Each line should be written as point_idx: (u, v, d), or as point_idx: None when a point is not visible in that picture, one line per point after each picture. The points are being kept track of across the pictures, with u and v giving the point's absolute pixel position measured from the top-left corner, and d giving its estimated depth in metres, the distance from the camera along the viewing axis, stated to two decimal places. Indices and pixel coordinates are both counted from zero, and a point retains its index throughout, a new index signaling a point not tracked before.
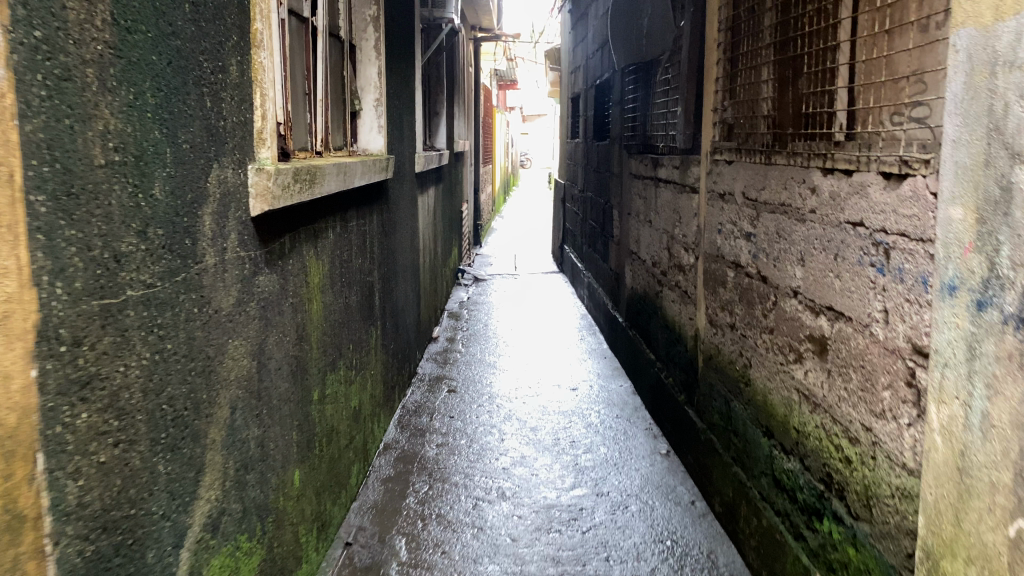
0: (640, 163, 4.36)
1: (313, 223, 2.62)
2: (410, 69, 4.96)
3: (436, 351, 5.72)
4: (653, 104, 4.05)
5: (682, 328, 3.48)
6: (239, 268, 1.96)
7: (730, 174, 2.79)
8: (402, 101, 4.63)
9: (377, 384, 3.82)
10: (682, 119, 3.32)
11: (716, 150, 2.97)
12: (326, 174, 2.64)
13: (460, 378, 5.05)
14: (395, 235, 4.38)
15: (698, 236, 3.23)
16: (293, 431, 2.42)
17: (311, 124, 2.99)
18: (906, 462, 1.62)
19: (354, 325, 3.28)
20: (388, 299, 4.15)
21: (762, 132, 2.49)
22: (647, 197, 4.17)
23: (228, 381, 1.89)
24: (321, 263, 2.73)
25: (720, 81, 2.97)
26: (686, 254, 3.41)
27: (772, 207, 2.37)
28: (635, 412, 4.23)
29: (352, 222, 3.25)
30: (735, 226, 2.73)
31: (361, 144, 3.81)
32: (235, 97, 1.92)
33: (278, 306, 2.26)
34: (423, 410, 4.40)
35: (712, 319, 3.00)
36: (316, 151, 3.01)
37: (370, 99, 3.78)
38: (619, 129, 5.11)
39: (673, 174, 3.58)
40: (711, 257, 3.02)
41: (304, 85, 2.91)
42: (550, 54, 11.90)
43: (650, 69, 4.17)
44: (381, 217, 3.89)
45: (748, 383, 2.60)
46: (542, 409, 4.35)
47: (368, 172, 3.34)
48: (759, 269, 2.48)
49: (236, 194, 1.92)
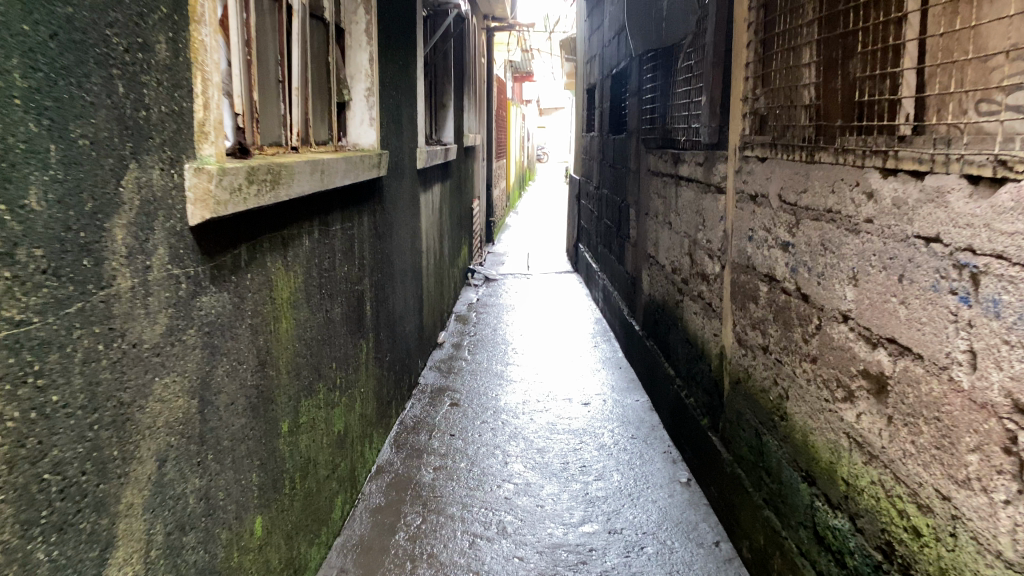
0: (659, 160, 3.99)
1: (281, 230, 2.29)
2: (411, 57, 4.62)
3: (440, 359, 5.37)
4: (674, 94, 3.69)
5: (705, 344, 3.12)
6: (171, 289, 1.62)
7: (763, 173, 2.43)
8: (400, 92, 4.29)
9: (368, 401, 3.48)
10: (707, 110, 2.95)
11: (746, 145, 2.61)
12: (298, 172, 2.30)
13: (464, 389, 4.70)
14: (392, 238, 4.04)
15: (724, 243, 2.86)
16: (254, 472, 2.08)
17: (285, 115, 2.67)
18: (1002, 551, 1.26)
19: (339, 341, 2.94)
20: (383, 307, 3.81)
21: (802, 125, 2.12)
22: (667, 197, 3.80)
23: (156, 427, 1.55)
24: (293, 275, 2.40)
25: (751, 66, 2.60)
26: (710, 263, 3.04)
27: (816, 214, 2.00)
28: (652, 432, 3.86)
29: (336, 226, 2.91)
30: (769, 233, 2.36)
31: (350, 139, 3.48)
32: (164, 82, 1.59)
33: (231, 328, 1.93)
34: (422, 426, 4.05)
35: (741, 338, 2.63)
36: (292, 147, 2.68)
37: (361, 89, 3.44)
38: (636, 123, 4.75)
39: (696, 172, 3.21)
40: (740, 267, 2.65)
41: (277, 71, 2.60)
42: (566, 45, 11.52)
43: (670, 57, 3.80)
44: (373, 218, 3.55)
45: (783, 417, 2.24)
46: (551, 427, 4.00)
47: (355, 171, 3.01)
48: (799, 285, 2.12)
49: (165, 200, 1.58)
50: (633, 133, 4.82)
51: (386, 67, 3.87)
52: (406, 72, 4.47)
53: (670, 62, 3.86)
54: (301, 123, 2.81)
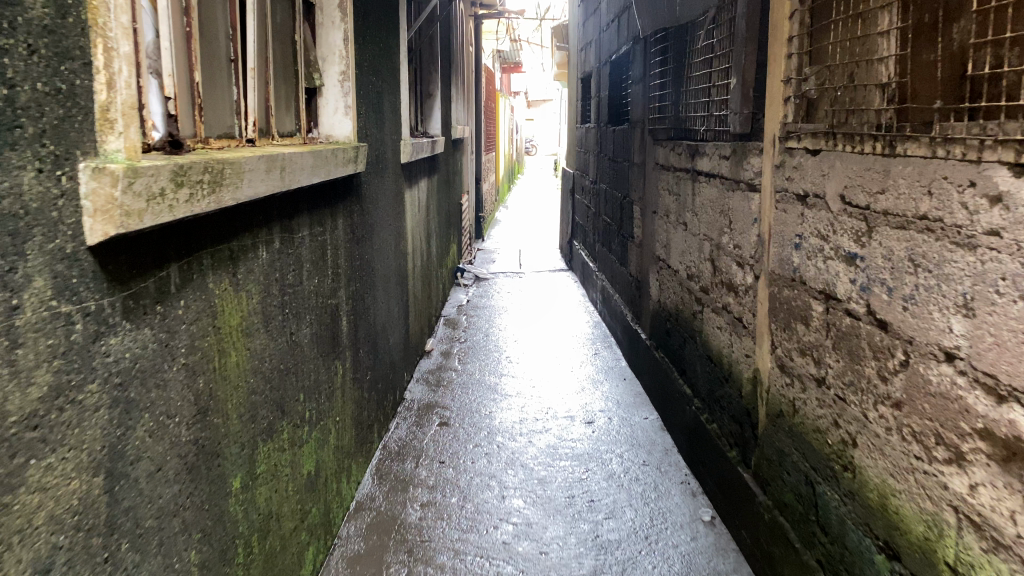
0: (670, 154, 3.58)
1: (228, 241, 1.86)
2: (393, 40, 4.17)
3: (428, 370, 4.94)
4: (690, 78, 3.27)
5: (733, 365, 2.71)
6: (58, 334, 1.19)
7: (815, 168, 2.01)
8: (381, 78, 3.84)
9: (345, 430, 3.06)
10: (735, 95, 2.53)
11: (790, 135, 2.19)
12: (250, 170, 1.88)
13: (454, 406, 4.28)
14: (373, 241, 3.61)
15: (758, 250, 2.45)
16: (193, 550, 1.66)
17: (239, 101, 2.23)
18: None
19: (307, 369, 2.52)
20: (364, 320, 3.38)
21: (876, 109, 1.71)
22: (681, 193, 3.39)
23: (30, 530, 1.11)
24: (244, 296, 1.97)
25: (797, 40, 2.17)
26: (739, 272, 2.63)
27: (900, 221, 1.59)
28: (665, 458, 3.45)
29: (303, 232, 2.48)
30: (825, 242, 1.95)
31: (323, 131, 3.05)
32: (42, 50, 1.15)
33: (156, 372, 1.50)
34: (407, 453, 3.62)
35: (786, 363, 2.22)
36: (248, 140, 2.25)
37: (335, 73, 3.01)
38: (641, 112, 4.33)
39: (719, 166, 2.79)
40: (781, 281, 2.24)
41: (228, 48, 2.16)
42: (557, 32, 11.05)
43: (685, 38, 3.38)
44: (350, 220, 3.12)
45: (850, 468, 1.83)
46: (551, 452, 3.58)
47: (326, 167, 2.58)
48: (873, 308, 1.71)
49: (46, 212, 1.15)
50: (638, 124, 4.40)
51: (364, 50, 3.43)
52: (388, 57, 4.04)
53: (684, 45, 3.43)
54: (260, 110, 2.37)
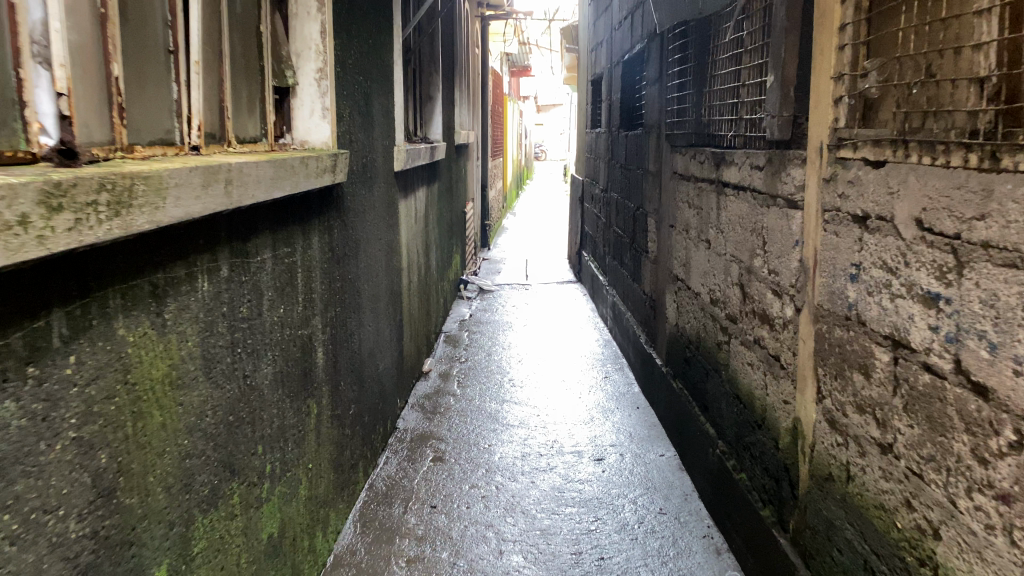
0: (690, 162, 3.20)
1: (149, 274, 1.49)
2: (385, 36, 3.81)
3: (424, 394, 4.56)
4: (715, 77, 2.89)
5: (767, 410, 2.32)
6: None
7: (878, 185, 1.63)
8: (370, 78, 3.48)
9: (322, 475, 2.69)
10: (772, 95, 2.14)
11: (843, 143, 1.82)
12: (180, 185, 1.51)
13: (450, 437, 3.90)
14: (358, 258, 3.25)
15: (800, 278, 2.07)
16: None
17: (181, 99, 1.86)
18: None
19: (266, 416, 2.15)
20: (346, 348, 3.01)
21: (973, 109, 1.33)
22: (703, 207, 3.01)
23: None
24: (175, 341, 1.60)
25: (853, 28, 1.79)
26: (776, 302, 2.24)
27: (1010, 258, 1.21)
28: (684, 505, 3.07)
29: (263, 255, 2.11)
30: (893, 277, 1.57)
31: (297, 136, 2.68)
32: None
33: (23, 458, 1.14)
34: (394, 495, 3.24)
35: (837, 419, 1.84)
36: (192, 148, 1.88)
37: (311, 70, 2.65)
38: (657, 116, 3.95)
39: (751, 178, 2.42)
40: (831, 319, 1.86)
41: (166, 35, 1.79)
42: (565, 34, 10.66)
43: (708, 33, 3.01)
44: (329, 239, 2.75)
45: (930, 566, 1.44)
46: (556, 496, 3.19)
47: (293, 178, 2.21)
48: (965, 368, 1.33)
49: None
50: (653, 128, 4.02)
51: (348, 47, 3.07)
52: (379, 55, 3.67)
53: (708, 40, 3.05)
54: (210, 111, 2.00)
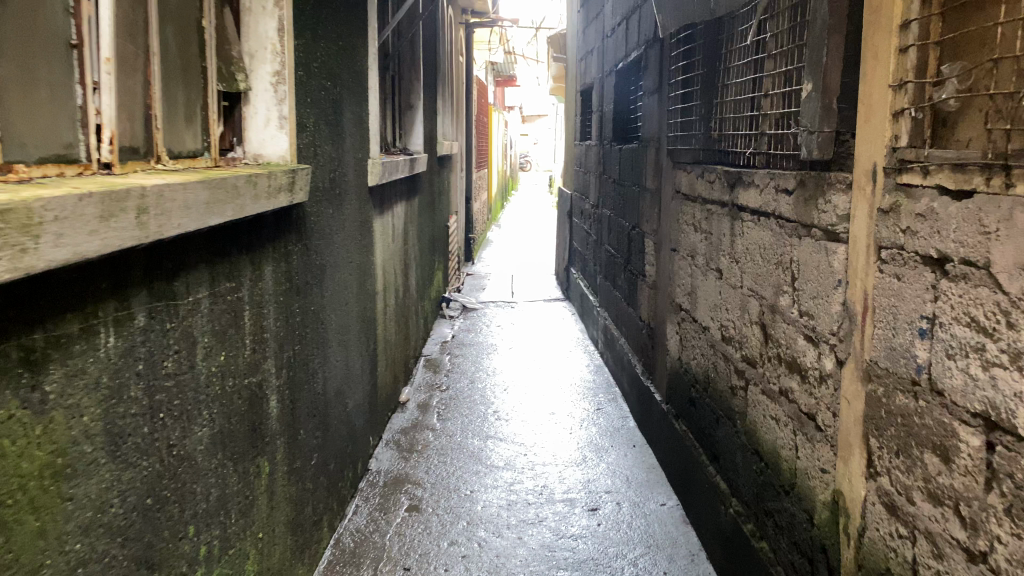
0: (697, 180, 2.86)
1: (19, 337, 1.12)
2: (358, 37, 3.46)
3: (400, 429, 4.19)
4: (728, 85, 2.56)
5: (798, 475, 1.98)
6: None
7: (964, 219, 1.29)
8: (340, 83, 3.13)
9: (274, 543, 2.33)
10: (809, 107, 1.80)
11: (907, 165, 1.48)
12: (63, 218, 1.15)
13: (428, 482, 3.53)
14: (324, 286, 2.88)
15: (846, 326, 1.73)
16: None
17: (90, 106, 1.49)
18: None
19: (201, 490, 1.78)
20: (306, 390, 2.65)
21: None
22: (713, 231, 2.68)
23: None
24: (62, 420, 1.23)
25: (922, 25, 1.45)
26: (810, 351, 1.91)
27: None
28: (691, 569, 2.72)
29: (196, 295, 1.74)
30: (988, 340, 1.23)
31: (249, 149, 2.33)
32: None
33: None
34: (363, 555, 2.87)
35: (899, 504, 1.50)
36: (101, 167, 1.52)
37: (266, 73, 2.29)
38: (656, 128, 3.62)
39: (776, 203, 2.08)
40: (891, 382, 1.52)
41: (67, 24, 1.43)
42: (553, 41, 10.33)
43: (721, 35, 2.68)
44: (285, 268, 2.39)
45: None
46: (547, 557, 2.84)
47: (236, 201, 1.85)
48: None
49: None
50: (652, 143, 3.69)
51: (313, 48, 2.72)
52: (350, 59, 3.31)
53: (719, 44, 2.72)
54: (130, 120, 1.64)
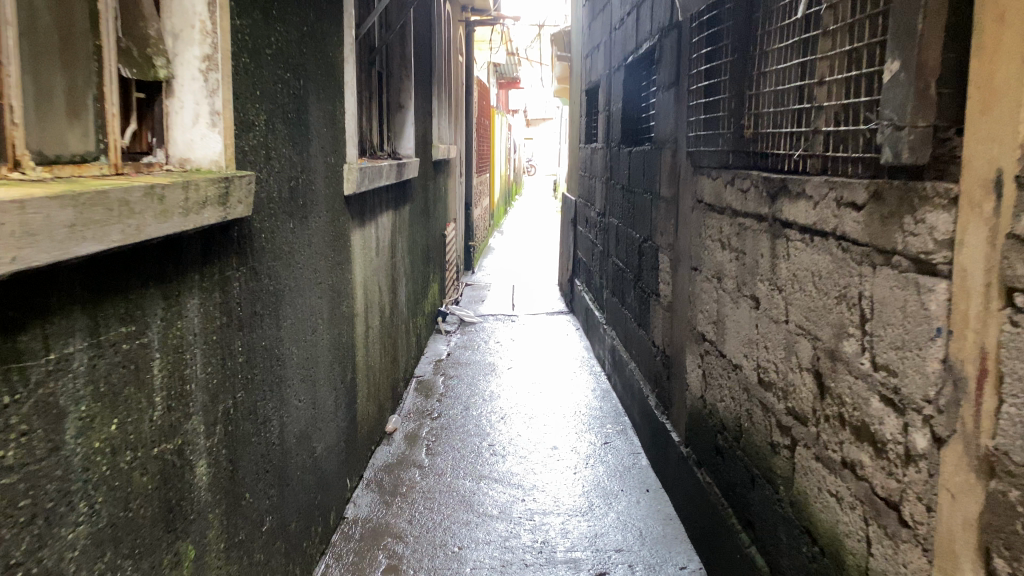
0: (725, 189, 2.39)
1: None
2: (330, 24, 3.00)
3: (384, 466, 3.72)
4: (767, 73, 2.10)
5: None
6: None
7: None
8: (306, 75, 2.68)
9: None
10: (895, 94, 1.34)
11: None
12: None
13: (411, 535, 3.06)
14: (281, 315, 2.42)
15: (948, 391, 1.26)
16: None
17: None
18: None
19: None
20: (254, 444, 2.19)
21: None
22: (745, 250, 2.21)
23: None
24: None
25: None
26: (890, 417, 1.44)
27: None
28: None
29: (65, 349, 1.28)
30: None
31: (174, 152, 1.87)
32: None
33: None
34: None
35: None
36: None
37: (193, 58, 1.83)
38: (673, 128, 3.15)
39: (839, 220, 1.62)
40: None
41: None
42: (558, 40, 9.89)
43: (757, 15, 2.21)
44: (219, 299, 1.93)
45: None
46: None
47: (131, 221, 1.39)
48: None
49: None
50: (668, 145, 3.22)
51: (264, 31, 2.26)
52: (320, 49, 2.86)
53: (752, 27, 2.26)
54: None
